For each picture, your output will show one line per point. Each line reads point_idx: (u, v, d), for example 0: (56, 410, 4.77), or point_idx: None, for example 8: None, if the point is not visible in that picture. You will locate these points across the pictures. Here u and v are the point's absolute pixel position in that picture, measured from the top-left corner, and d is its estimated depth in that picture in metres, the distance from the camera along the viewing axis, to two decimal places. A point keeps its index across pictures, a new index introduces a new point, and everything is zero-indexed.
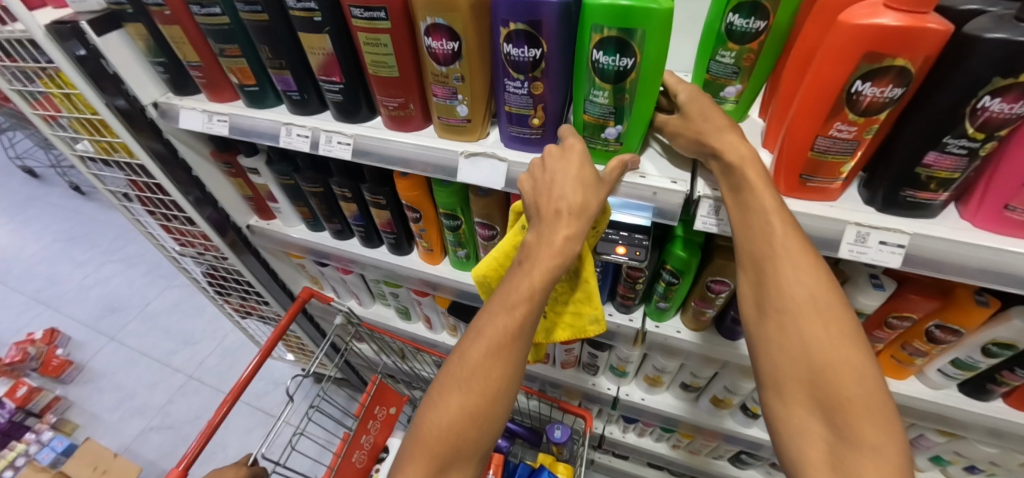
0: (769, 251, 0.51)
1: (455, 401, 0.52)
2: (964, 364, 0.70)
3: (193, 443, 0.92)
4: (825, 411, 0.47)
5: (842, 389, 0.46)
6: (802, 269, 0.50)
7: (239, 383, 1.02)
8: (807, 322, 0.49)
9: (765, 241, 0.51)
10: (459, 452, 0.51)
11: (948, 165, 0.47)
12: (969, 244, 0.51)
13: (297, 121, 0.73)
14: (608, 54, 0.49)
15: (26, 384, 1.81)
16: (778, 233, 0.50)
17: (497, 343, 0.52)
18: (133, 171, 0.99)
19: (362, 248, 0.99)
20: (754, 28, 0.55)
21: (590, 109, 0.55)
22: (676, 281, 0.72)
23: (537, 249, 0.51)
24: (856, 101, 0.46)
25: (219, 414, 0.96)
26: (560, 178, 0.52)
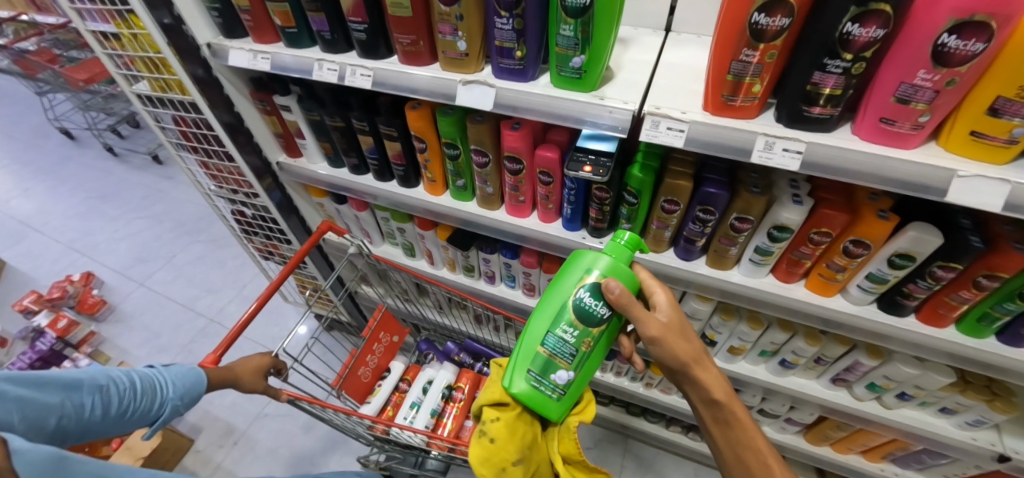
0: (682, 334, 0.76)
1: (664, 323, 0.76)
2: (876, 277, 0.83)
3: (219, 346, 1.03)
4: (725, 431, 0.77)
5: (740, 425, 0.76)
6: (686, 327, 0.77)
7: (242, 321, 1.11)
8: (714, 383, 0.76)
9: (681, 326, 0.76)
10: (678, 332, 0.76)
11: (831, 83, 0.61)
12: (854, 150, 0.64)
13: (328, 57, 0.88)
14: (564, 378, 0.81)
15: (65, 317, 1.98)
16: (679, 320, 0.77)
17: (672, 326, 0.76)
18: (183, 108, 1.16)
19: (375, 181, 1.15)
20: (599, 309, 0.77)
21: (551, 347, 0.80)
22: (636, 201, 0.87)
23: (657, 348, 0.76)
24: (757, 29, 0.59)
25: (226, 342, 1.04)
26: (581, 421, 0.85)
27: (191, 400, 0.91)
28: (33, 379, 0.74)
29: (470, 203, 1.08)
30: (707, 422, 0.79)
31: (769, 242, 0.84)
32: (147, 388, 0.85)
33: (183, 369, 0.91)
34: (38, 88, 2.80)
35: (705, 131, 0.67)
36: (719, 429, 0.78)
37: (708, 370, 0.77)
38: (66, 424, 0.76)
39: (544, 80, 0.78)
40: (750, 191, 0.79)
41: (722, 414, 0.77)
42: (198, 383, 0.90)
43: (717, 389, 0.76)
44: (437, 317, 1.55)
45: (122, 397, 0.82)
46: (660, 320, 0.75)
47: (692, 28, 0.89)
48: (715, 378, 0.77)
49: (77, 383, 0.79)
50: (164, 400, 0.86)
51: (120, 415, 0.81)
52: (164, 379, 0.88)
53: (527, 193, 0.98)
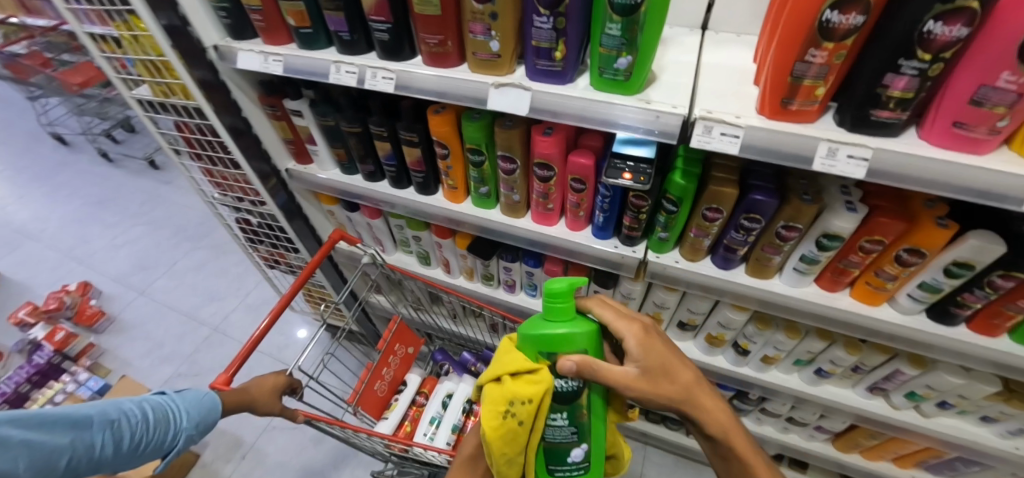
0: (668, 374, 0.71)
1: (645, 364, 0.70)
2: (929, 286, 0.79)
3: (232, 364, 0.98)
4: (730, 466, 0.73)
5: (746, 459, 0.72)
6: (665, 364, 0.72)
7: (256, 334, 1.06)
8: (708, 416, 0.73)
9: (664, 368, 0.71)
10: (661, 371, 0.71)
11: (904, 85, 0.57)
12: (923, 155, 0.60)
13: (346, 59, 0.83)
14: (581, 455, 0.78)
15: (64, 329, 1.92)
16: (663, 358, 0.72)
17: (653, 370, 0.70)
18: (187, 114, 1.10)
19: (391, 188, 1.09)
20: (572, 384, 0.72)
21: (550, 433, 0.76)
22: (675, 209, 0.82)
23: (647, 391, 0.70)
24: (827, 27, 0.54)
25: (240, 359, 0.99)
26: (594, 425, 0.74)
27: (205, 427, 0.88)
28: (35, 420, 0.68)
29: (493, 211, 1.03)
30: (711, 453, 0.76)
31: (817, 251, 0.80)
32: (160, 420, 0.81)
33: (195, 396, 0.88)
34: (30, 92, 2.72)
35: (763, 137, 0.63)
36: (723, 462, 0.74)
37: (700, 405, 0.72)
38: (76, 465, 0.71)
39: (582, 83, 0.73)
40: (801, 198, 0.74)
41: (725, 445, 0.73)
42: (214, 409, 0.87)
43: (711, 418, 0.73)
44: (451, 325, 1.50)
45: (135, 432, 0.77)
46: (630, 373, 0.69)
47: (730, 27, 0.85)
48: (709, 411, 0.73)
49: (85, 420, 0.73)
50: (178, 430, 0.83)
51: (133, 450, 0.77)
52: (178, 407, 0.85)
53: (556, 201, 0.93)
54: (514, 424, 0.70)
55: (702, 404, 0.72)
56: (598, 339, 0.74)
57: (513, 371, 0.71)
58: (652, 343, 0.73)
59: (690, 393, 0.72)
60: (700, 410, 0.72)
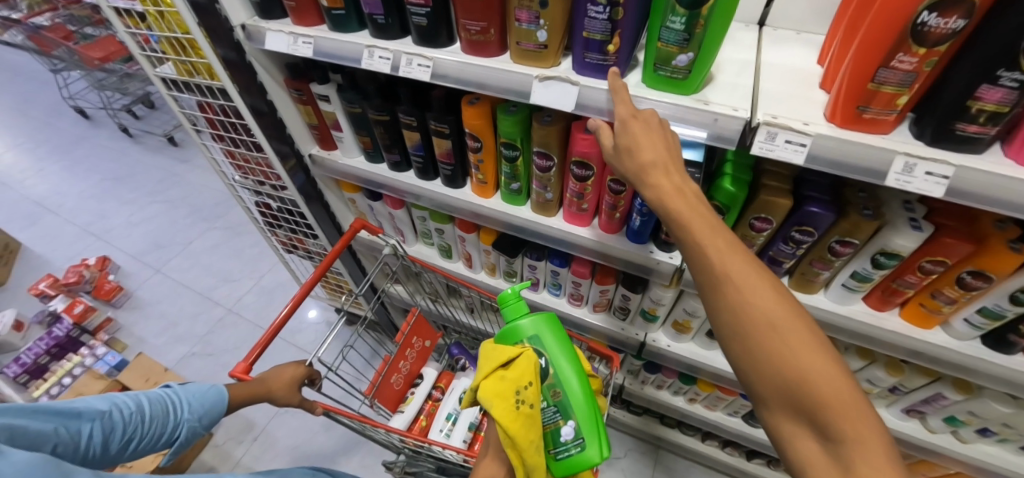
0: (680, 195, 0.55)
1: (638, 134, 0.59)
2: (991, 312, 0.73)
3: (255, 349, 0.96)
4: (808, 418, 0.46)
5: (826, 400, 0.44)
6: (683, 222, 0.54)
7: (279, 319, 1.04)
8: (777, 321, 0.48)
9: (678, 221, 0.54)
10: (658, 163, 0.57)
11: (999, 98, 0.52)
12: (1009, 176, 0.54)
13: (380, 44, 0.79)
14: (572, 433, 0.75)
15: (82, 303, 1.93)
16: (689, 218, 0.53)
17: (683, 218, 0.53)
18: (211, 94, 1.07)
19: (417, 180, 1.06)
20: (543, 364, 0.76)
21: (545, 419, 0.75)
22: (720, 217, 0.77)
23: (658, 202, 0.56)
24: (921, 31, 0.49)
25: (258, 348, 0.97)
26: (636, 145, 0.58)
27: (205, 422, 0.90)
28: (27, 407, 0.66)
29: (522, 208, 0.99)
30: (761, 386, 0.49)
31: (871, 268, 0.75)
32: (159, 411, 0.82)
33: (195, 390, 0.90)
34: (53, 65, 2.72)
35: (832, 147, 0.59)
36: (785, 399, 0.47)
37: (758, 301, 0.49)
38: (63, 453, 0.68)
39: (633, 79, 0.68)
40: (861, 213, 0.69)
41: (786, 371, 0.47)
42: (218, 403, 0.90)
43: (788, 342, 0.47)
44: (468, 319, 1.47)
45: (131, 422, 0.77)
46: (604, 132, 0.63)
47: (789, 23, 0.79)
48: (779, 330, 0.47)
49: (74, 411, 0.72)
50: (179, 421, 0.85)
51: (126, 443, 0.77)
52: (178, 399, 0.87)
53: (590, 201, 0.89)
54: (527, 409, 0.69)
55: (755, 314, 0.49)
56: (558, 325, 0.79)
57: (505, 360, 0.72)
58: (675, 198, 0.54)
59: (743, 303, 0.49)
60: (737, 279, 0.50)
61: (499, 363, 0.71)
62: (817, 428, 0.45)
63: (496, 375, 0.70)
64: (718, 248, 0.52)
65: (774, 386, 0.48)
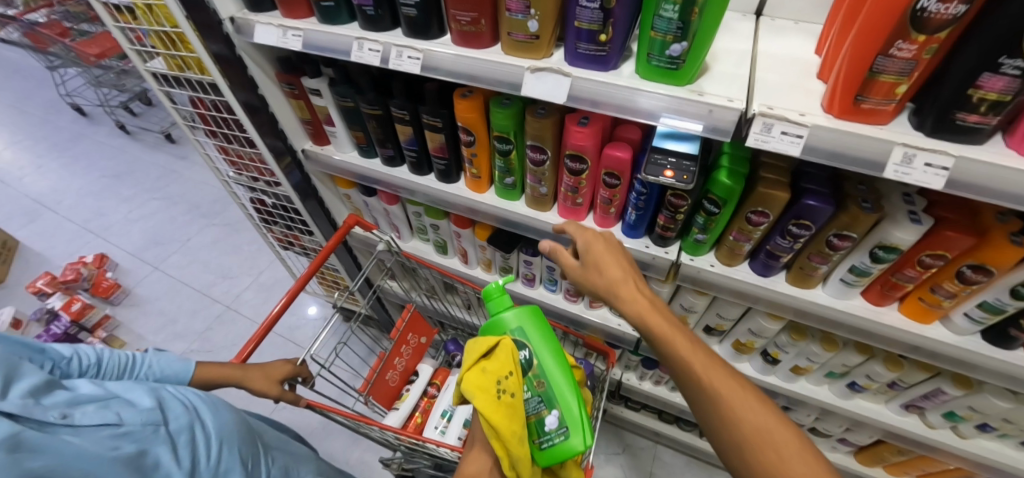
0: (637, 303, 0.67)
1: (609, 254, 0.74)
2: (991, 307, 0.72)
3: (249, 342, 0.95)
4: None
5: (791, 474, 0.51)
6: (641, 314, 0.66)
7: (273, 313, 1.03)
8: (737, 403, 0.56)
9: (637, 317, 0.66)
10: (616, 285, 0.71)
11: (1000, 87, 0.50)
12: (1010, 167, 0.53)
13: (370, 36, 0.77)
14: (558, 423, 0.73)
15: (80, 300, 1.93)
16: (651, 317, 0.65)
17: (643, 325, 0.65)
18: (202, 89, 1.06)
19: (411, 175, 1.05)
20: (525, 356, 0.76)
21: (529, 409, 0.73)
22: (717, 211, 0.76)
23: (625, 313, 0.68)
24: (921, 18, 0.48)
25: (254, 341, 0.96)
26: (604, 266, 0.73)
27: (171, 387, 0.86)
28: None
29: (517, 202, 0.98)
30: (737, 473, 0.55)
31: (870, 262, 0.74)
32: (121, 359, 0.81)
33: (167, 357, 0.88)
34: (49, 62, 2.71)
35: (829, 138, 0.57)
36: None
37: (718, 388, 0.57)
38: None
39: (627, 70, 0.67)
40: (860, 206, 0.68)
41: (753, 453, 0.53)
42: (183, 373, 0.87)
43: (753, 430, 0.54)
44: (465, 315, 1.47)
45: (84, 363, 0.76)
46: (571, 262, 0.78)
47: (787, 13, 0.78)
48: (740, 414, 0.55)
49: (38, 345, 0.72)
50: (138, 376, 0.82)
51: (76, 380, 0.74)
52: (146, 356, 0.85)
53: (585, 196, 0.88)
54: (509, 399, 0.69)
55: (716, 403, 0.57)
56: (540, 316, 0.79)
57: (484, 351, 0.73)
58: (638, 297, 0.68)
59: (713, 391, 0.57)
60: (698, 370, 0.59)
61: (478, 355, 0.73)
62: None
63: (477, 368, 0.71)
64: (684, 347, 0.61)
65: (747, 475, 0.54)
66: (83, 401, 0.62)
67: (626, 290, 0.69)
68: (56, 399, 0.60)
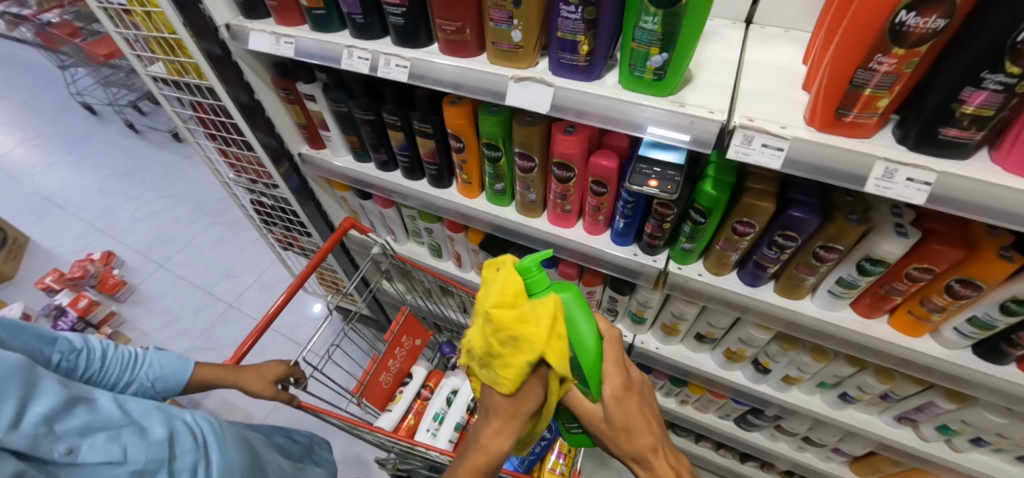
0: (631, 430, 0.69)
1: (619, 385, 0.70)
2: (981, 322, 0.71)
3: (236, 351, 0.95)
4: None
5: None
6: (631, 426, 0.69)
7: (271, 312, 1.05)
8: None
9: (628, 431, 0.69)
10: (622, 412, 0.69)
11: (984, 102, 0.49)
12: (993, 183, 0.52)
13: (359, 44, 0.78)
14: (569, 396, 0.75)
15: (87, 297, 1.97)
16: (642, 433, 0.69)
17: (636, 444, 0.68)
18: (201, 94, 1.08)
19: (404, 180, 1.06)
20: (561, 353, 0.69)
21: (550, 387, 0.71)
22: (703, 220, 0.76)
23: (618, 433, 0.69)
24: (900, 31, 0.48)
25: (250, 340, 0.98)
26: (612, 392, 0.70)
27: (170, 387, 0.90)
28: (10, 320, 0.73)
29: (508, 208, 0.98)
30: None
31: (857, 275, 0.73)
32: (126, 360, 0.85)
33: (167, 357, 0.92)
34: (61, 62, 2.76)
35: (810, 151, 0.57)
36: None
37: None
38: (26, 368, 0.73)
39: (610, 80, 0.67)
40: (847, 218, 0.67)
41: None
42: (177, 379, 0.90)
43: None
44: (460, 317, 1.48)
45: (92, 363, 0.80)
46: (597, 413, 0.71)
47: (777, 20, 0.77)
48: None
49: (52, 338, 0.78)
50: (139, 376, 0.86)
51: (83, 379, 0.79)
52: (148, 357, 0.89)
53: (574, 203, 0.88)
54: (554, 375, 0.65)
55: None
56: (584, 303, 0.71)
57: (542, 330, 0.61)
58: (633, 408, 0.70)
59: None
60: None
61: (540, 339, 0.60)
62: None
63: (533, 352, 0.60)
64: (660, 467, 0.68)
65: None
66: (95, 428, 0.65)
67: (622, 411, 0.69)
68: (72, 424, 0.63)
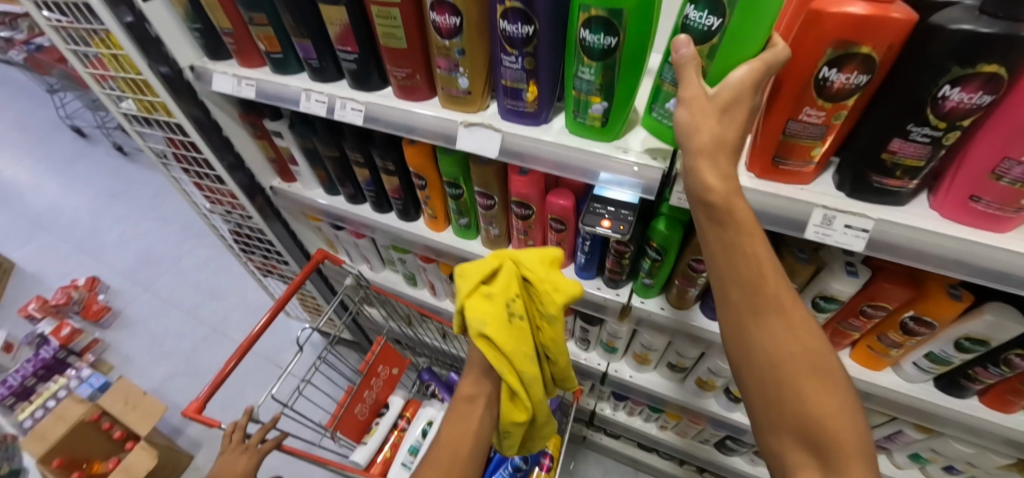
0: (757, 282, 0.48)
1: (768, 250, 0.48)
2: (938, 358, 0.72)
3: (208, 385, 0.98)
4: (819, 457, 0.44)
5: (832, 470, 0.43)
6: (774, 287, 0.48)
7: (253, 333, 1.08)
8: (823, 418, 0.44)
9: (751, 268, 0.48)
10: (765, 285, 0.48)
11: (914, 153, 0.49)
12: (929, 231, 0.53)
13: (316, 87, 0.79)
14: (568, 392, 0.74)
15: (69, 325, 1.96)
16: (770, 287, 0.48)
17: (771, 302, 0.47)
18: (171, 130, 1.08)
19: (373, 213, 1.06)
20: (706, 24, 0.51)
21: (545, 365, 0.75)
22: (660, 258, 0.76)
23: (757, 282, 0.48)
24: (824, 86, 0.48)
25: (231, 362, 1.02)
26: (755, 250, 0.48)
27: None
28: None
29: (474, 241, 0.99)
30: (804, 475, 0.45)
31: (813, 310, 0.73)
32: None
33: None
34: (49, 85, 2.77)
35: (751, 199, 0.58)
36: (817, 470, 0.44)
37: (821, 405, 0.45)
38: None
39: (558, 124, 0.67)
40: (796, 256, 0.69)
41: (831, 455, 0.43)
42: None
43: (836, 440, 0.43)
44: (438, 342, 1.48)
45: None
46: (750, 253, 0.47)
47: None
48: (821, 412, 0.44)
49: None
50: None
51: None
52: None
53: (537, 238, 0.88)
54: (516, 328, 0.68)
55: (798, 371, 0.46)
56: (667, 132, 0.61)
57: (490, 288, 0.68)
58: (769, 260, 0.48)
59: (790, 385, 0.46)
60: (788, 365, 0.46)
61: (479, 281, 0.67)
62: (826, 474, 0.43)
63: (479, 293, 0.67)
64: (789, 329, 0.47)
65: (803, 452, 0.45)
66: None
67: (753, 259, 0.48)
68: None
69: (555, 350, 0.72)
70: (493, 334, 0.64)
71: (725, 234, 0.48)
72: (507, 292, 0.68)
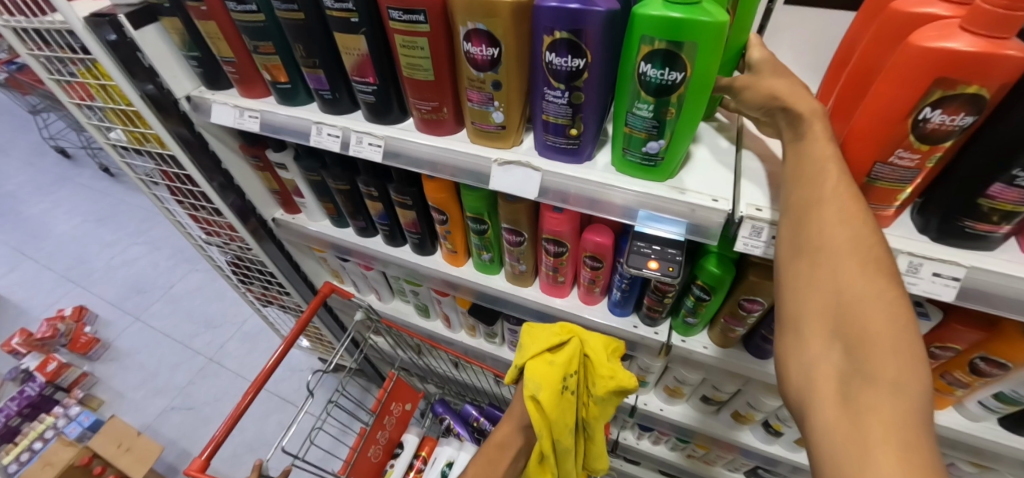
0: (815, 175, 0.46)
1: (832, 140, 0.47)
2: (1008, 397, 0.67)
3: (220, 430, 0.91)
4: (843, 344, 0.40)
5: (858, 341, 0.39)
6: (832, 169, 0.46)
7: (265, 370, 1.01)
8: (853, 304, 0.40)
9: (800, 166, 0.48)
10: (813, 175, 0.46)
11: (1014, 198, 0.44)
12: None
13: (328, 120, 0.72)
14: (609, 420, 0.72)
15: (56, 359, 1.86)
16: (828, 185, 0.45)
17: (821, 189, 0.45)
18: (164, 161, 1.01)
19: (385, 246, 0.99)
20: None
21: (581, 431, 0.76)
22: (707, 297, 0.71)
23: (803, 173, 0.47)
24: (920, 127, 0.43)
25: (242, 403, 0.96)
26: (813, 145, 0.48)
27: None
28: None
29: (496, 276, 0.92)
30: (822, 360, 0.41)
31: None
32: None
33: None
34: (32, 107, 2.67)
35: None
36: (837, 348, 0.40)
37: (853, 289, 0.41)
38: None
39: (602, 160, 0.62)
40: None
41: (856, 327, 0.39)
42: None
43: (869, 330, 0.39)
44: (450, 371, 1.39)
45: None
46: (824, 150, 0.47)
47: None
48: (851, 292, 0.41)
49: None
50: None
51: None
52: None
53: (568, 274, 0.82)
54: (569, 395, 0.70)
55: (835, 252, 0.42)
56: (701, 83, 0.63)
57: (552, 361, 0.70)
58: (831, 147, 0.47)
59: (829, 266, 0.42)
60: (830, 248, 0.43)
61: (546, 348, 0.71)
62: (847, 355, 0.39)
63: (543, 359, 0.70)
64: (838, 220, 0.43)
65: (831, 343, 0.40)
66: None
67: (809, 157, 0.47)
68: None
69: (596, 427, 0.75)
70: (546, 399, 0.67)
71: (801, 146, 0.48)
72: (568, 366, 0.70)
